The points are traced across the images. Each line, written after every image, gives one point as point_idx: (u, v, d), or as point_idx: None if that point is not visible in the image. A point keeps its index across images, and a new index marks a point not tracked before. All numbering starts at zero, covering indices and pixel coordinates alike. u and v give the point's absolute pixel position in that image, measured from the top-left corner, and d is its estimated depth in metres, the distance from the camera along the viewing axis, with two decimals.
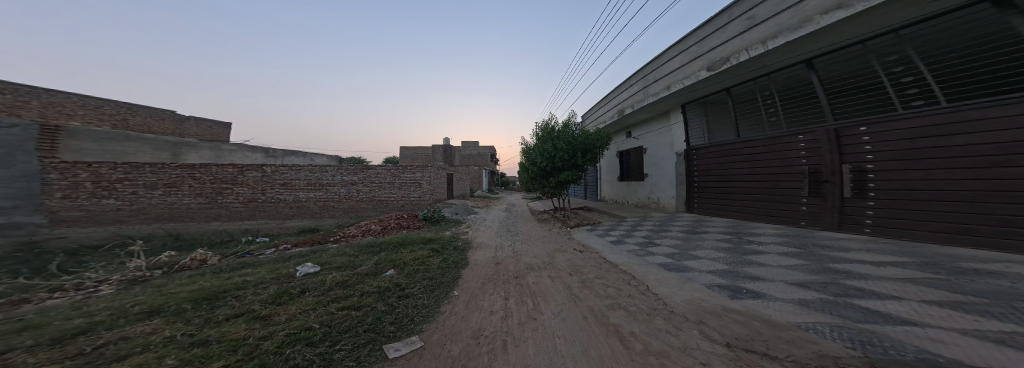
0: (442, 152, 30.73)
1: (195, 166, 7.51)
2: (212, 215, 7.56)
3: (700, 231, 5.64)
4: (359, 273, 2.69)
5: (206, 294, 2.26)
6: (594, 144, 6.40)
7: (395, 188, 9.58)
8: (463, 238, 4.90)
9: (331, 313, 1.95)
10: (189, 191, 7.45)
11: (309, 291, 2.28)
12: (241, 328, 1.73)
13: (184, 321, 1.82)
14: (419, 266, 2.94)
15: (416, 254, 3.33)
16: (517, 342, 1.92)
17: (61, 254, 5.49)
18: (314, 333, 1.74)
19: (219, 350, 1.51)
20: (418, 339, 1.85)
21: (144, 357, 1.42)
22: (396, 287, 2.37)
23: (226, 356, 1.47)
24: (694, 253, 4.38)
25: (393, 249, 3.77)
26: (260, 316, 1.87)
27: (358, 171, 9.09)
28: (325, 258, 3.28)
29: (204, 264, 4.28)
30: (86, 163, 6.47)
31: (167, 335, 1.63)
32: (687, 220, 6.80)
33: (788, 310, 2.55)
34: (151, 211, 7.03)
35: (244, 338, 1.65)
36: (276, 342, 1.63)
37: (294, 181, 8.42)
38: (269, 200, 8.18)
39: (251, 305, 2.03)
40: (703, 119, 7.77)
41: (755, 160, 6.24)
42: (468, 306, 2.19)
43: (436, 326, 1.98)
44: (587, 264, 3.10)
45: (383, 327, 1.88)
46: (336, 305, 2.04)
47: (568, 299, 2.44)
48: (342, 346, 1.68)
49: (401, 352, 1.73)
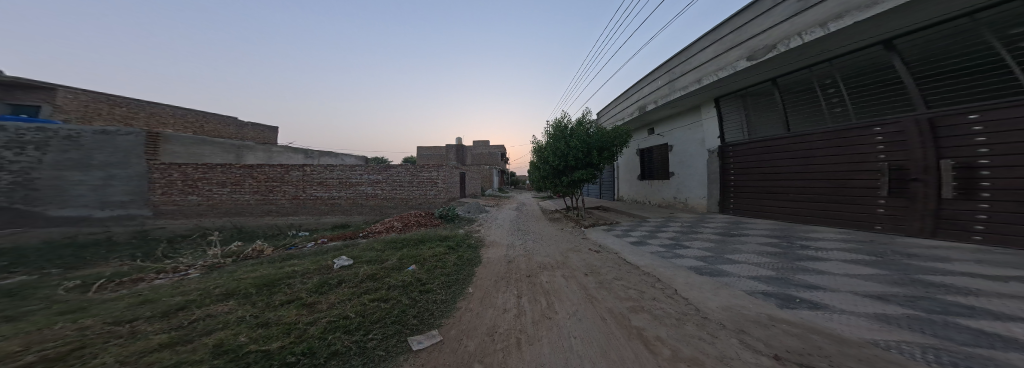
0: (456, 151, 31.48)
1: (253, 167, 8.43)
2: (265, 210, 8.53)
3: (740, 234, 5.13)
4: (386, 267, 2.89)
5: (266, 281, 2.59)
6: (610, 142, 6.27)
7: (415, 186, 10.08)
8: (474, 235, 5.01)
9: (364, 303, 2.13)
10: (250, 189, 8.43)
11: (344, 282, 2.50)
12: (289, 313, 1.96)
13: (251, 304, 2.12)
14: (440, 262, 3.09)
15: (434, 251, 3.49)
16: (531, 340, 1.93)
17: (163, 241, 6.65)
18: (350, 322, 1.92)
19: (277, 332, 1.76)
20: (438, 333, 1.93)
21: (220, 334, 1.70)
22: (418, 282, 2.51)
23: (280, 339, 1.70)
24: (731, 256, 3.99)
25: (411, 244, 3.99)
26: (307, 303, 2.10)
27: (382, 170, 9.71)
28: (356, 253, 3.57)
29: (261, 254, 4.88)
30: (177, 165, 7.79)
31: (238, 315, 1.92)
32: (722, 221, 6.24)
33: (860, 325, 2.20)
34: (222, 206, 8.12)
35: (295, 322, 1.88)
36: (318, 329, 1.82)
37: (328, 179, 9.18)
38: (310, 197, 9.00)
39: (295, 294, 2.29)
40: (744, 113, 7.17)
41: (811, 156, 5.57)
42: (483, 303, 2.23)
43: (453, 321, 2.05)
44: (605, 264, 2.99)
45: (407, 320, 2.00)
46: (369, 297, 2.23)
47: (584, 300, 2.38)
48: (373, 335, 1.83)
49: (423, 345, 1.83)
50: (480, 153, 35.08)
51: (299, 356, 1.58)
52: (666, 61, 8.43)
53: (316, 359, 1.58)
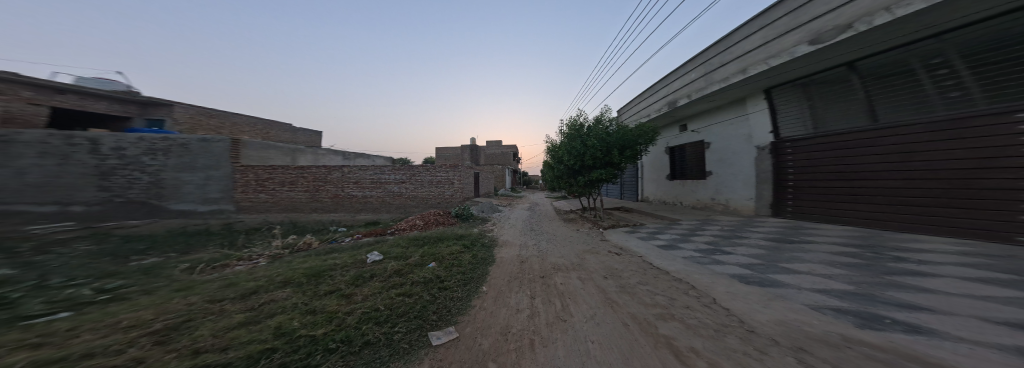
0: (470, 152, 32.00)
1: (304, 169, 9.72)
2: (314, 207, 9.77)
3: (799, 240, 4.42)
4: (409, 263, 3.13)
5: (313, 272, 2.96)
6: (633, 141, 6.05)
7: (435, 186, 10.57)
8: (486, 234, 5.12)
9: (392, 297, 2.33)
10: (302, 188, 9.76)
11: (375, 277, 2.76)
12: (329, 302, 2.23)
13: (303, 292, 2.45)
14: (458, 260, 3.24)
15: (450, 250, 3.65)
16: (544, 342, 1.91)
17: (242, 232, 7.95)
18: (380, 314, 2.12)
19: (321, 319, 2.03)
20: (455, 330, 2.03)
21: (279, 318, 2.02)
22: (437, 279, 2.67)
23: (324, 326, 1.97)
24: (789, 265, 3.44)
25: (431, 242, 4.24)
26: (345, 294, 2.37)
27: (406, 170, 10.40)
28: (386, 248, 3.92)
29: (311, 246, 5.57)
30: (251, 167, 9.25)
31: (291, 303, 2.24)
32: (777, 226, 5.45)
33: (986, 351, 1.69)
34: (282, 203, 9.59)
35: (336, 311, 2.13)
36: (354, 319, 2.05)
37: (363, 179, 10.10)
38: (347, 196, 10.03)
39: (334, 285, 2.59)
40: (808, 104, 6.21)
41: (908, 151, 4.58)
42: (496, 302, 2.26)
43: (468, 319, 2.12)
44: (626, 268, 2.84)
45: (428, 315, 2.14)
46: (396, 291, 2.43)
47: (602, 305, 2.29)
48: (398, 328, 2.00)
49: (441, 341, 1.94)
50: (494, 152, 35.04)
51: (337, 344, 1.80)
52: (704, 50, 7.81)
53: (352, 347, 1.79)
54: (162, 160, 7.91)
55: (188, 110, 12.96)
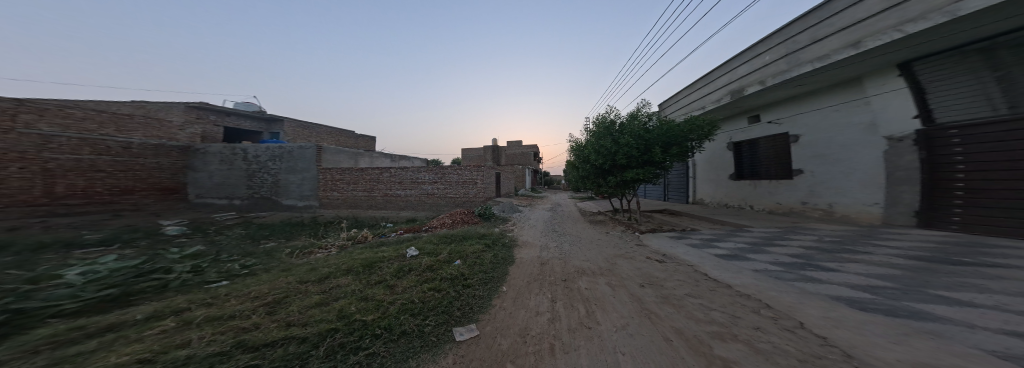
0: (492, 152, 31.67)
1: (364, 170, 10.89)
2: (370, 205, 10.90)
3: (975, 261, 2.98)
4: (439, 260, 3.36)
5: (368, 262, 3.37)
6: (678, 137, 5.57)
7: (463, 187, 10.91)
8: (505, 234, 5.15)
9: (425, 291, 2.55)
10: (362, 188, 10.93)
11: (413, 271, 3.06)
12: (377, 292, 2.59)
13: (360, 279, 2.88)
14: (485, 259, 3.38)
15: (473, 248, 3.80)
16: (566, 348, 1.79)
17: (323, 224, 8.58)
18: (415, 306, 2.35)
19: (371, 307, 2.38)
20: (476, 328, 2.10)
21: (342, 302, 2.45)
22: (462, 276, 2.83)
23: (373, 314, 2.30)
24: (947, 294, 2.36)
25: (458, 240, 4.44)
26: (389, 285, 2.72)
27: (438, 171, 10.98)
28: (421, 245, 4.28)
29: (368, 239, 5.66)
30: (328, 170, 10.78)
31: (351, 289, 2.66)
32: (919, 239, 3.91)
33: None
34: (347, 201, 10.85)
35: (381, 301, 2.46)
36: (396, 310, 2.32)
37: (404, 178, 10.92)
38: (394, 194, 10.96)
39: (380, 276, 2.96)
40: (996, 75, 4.26)
41: None
42: (516, 304, 2.28)
43: (489, 318, 2.17)
44: (671, 277, 2.52)
45: (454, 311, 2.27)
46: (429, 286, 2.66)
47: (637, 318, 2.04)
48: (428, 322, 2.18)
49: (463, 337, 2.04)
50: (516, 152, 33.19)
51: (379, 331, 2.08)
52: (798, 19, 6.28)
53: (391, 336, 2.04)
54: (273, 165, 10.26)
55: (292, 123, 15.99)
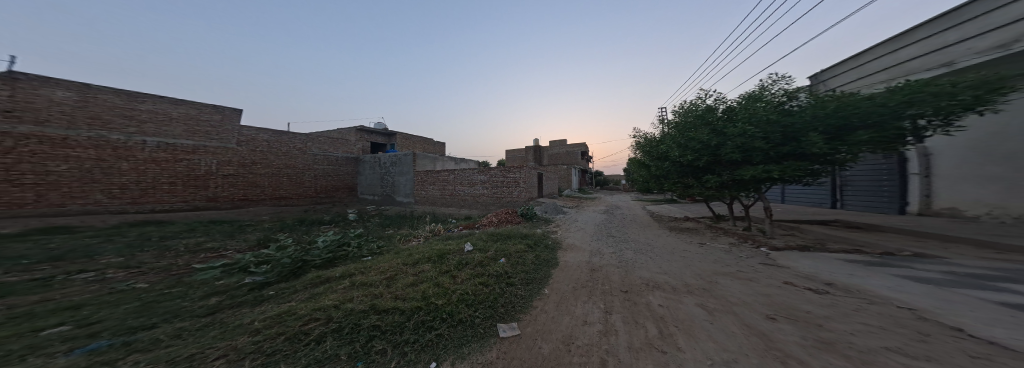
0: (533, 152, 27.24)
1: (439, 172, 12.43)
2: (443, 202, 12.21)
3: None
4: (485, 257, 3.72)
5: (437, 254, 3.93)
6: (839, 122, 4.41)
7: (512, 188, 10.82)
8: (545, 236, 5.63)
9: (477, 285, 2.81)
10: (435, 188, 12.54)
11: (470, 266, 3.40)
12: (444, 280, 2.99)
13: (437, 268, 3.41)
14: (529, 262, 3.71)
15: (517, 247, 4.29)
16: (617, 365, 1.44)
17: (418, 218, 9.96)
18: (470, 298, 2.55)
19: (439, 291, 2.73)
20: (517, 328, 2.07)
21: (427, 284, 2.92)
22: (506, 274, 3.15)
23: (442, 297, 2.61)
24: None
25: (503, 239, 4.97)
26: (453, 275, 3.12)
27: (489, 171, 11.28)
28: (474, 241, 4.75)
29: (438, 232, 6.36)
30: (423, 173, 13.05)
31: (430, 275, 3.16)
32: None
33: None
34: (425, 200, 12.86)
35: (448, 288, 2.78)
36: (459, 297, 2.57)
37: (462, 179, 11.83)
38: (459, 193, 11.94)
39: (445, 266, 3.42)
40: None
41: None
42: (559, 311, 2.26)
43: (530, 322, 2.14)
44: (815, 311, 2.02)
45: (498, 307, 2.40)
46: (480, 281, 2.91)
47: (744, 357, 1.39)
48: (479, 314, 2.29)
49: (506, 333, 2.02)
50: (557, 152, 30.49)
51: (445, 315, 2.29)
52: None
53: (451, 322, 2.19)
54: (389, 168, 14.18)
55: (403, 136, 20.10)
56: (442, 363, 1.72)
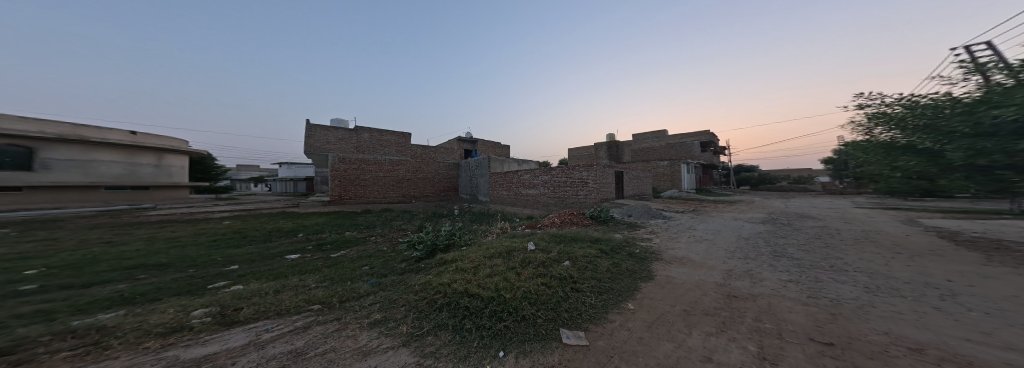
0: (605, 149, 24.47)
1: (507, 173, 12.99)
2: (513, 201, 12.66)
3: None
4: (548, 258, 3.67)
5: (504, 250, 4.17)
6: None
7: (578, 186, 10.04)
8: (646, 246, 4.92)
9: (539, 285, 2.80)
10: (504, 190, 13.27)
11: (530, 265, 3.45)
12: (510, 276, 3.13)
13: (504, 263, 3.61)
14: (599, 266, 3.47)
15: (586, 252, 3.96)
16: None
17: (489, 216, 10.76)
18: (535, 297, 2.57)
19: (507, 285, 2.88)
20: (586, 339, 1.91)
21: (505, 280, 3.04)
22: (571, 278, 2.99)
23: (508, 292, 2.71)
24: None
25: (569, 241, 4.71)
26: (530, 272, 3.20)
27: (548, 171, 10.96)
28: (535, 241, 4.76)
29: (504, 230, 6.66)
30: (497, 174, 13.92)
31: (502, 269, 3.40)
32: None
33: None
34: (498, 199, 13.73)
35: (516, 285, 2.85)
36: (533, 292, 2.66)
37: (526, 179, 11.92)
38: (522, 193, 12.16)
39: (511, 263, 3.57)
40: None
41: None
42: (655, 336, 1.89)
43: (605, 336, 1.93)
44: None
45: (561, 312, 2.31)
46: (540, 281, 2.89)
47: None
48: (541, 314, 2.29)
49: (571, 341, 1.91)
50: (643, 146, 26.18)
51: (510, 309, 2.38)
52: None
53: (516, 317, 2.26)
54: (475, 171, 16.11)
55: (481, 141, 22.20)
56: (507, 355, 1.79)
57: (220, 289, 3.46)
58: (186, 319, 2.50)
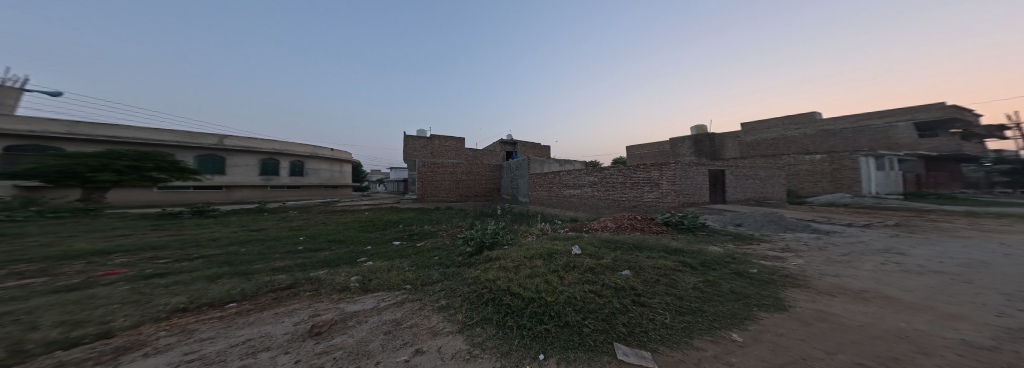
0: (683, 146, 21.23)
1: (554, 173, 12.40)
2: (560, 203, 12.03)
3: None
4: (602, 264, 3.42)
5: (543, 253, 4.05)
6: None
7: (642, 188, 8.83)
8: (773, 267, 3.61)
9: (588, 292, 2.65)
10: (548, 192, 12.81)
11: (574, 269, 3.31)
12: (553, 278, 3.03)
13: (542, 265, 3.51)
14: (683, 282, 2.92)
15: (660, 264, 3.48)
16: None
17: (531, 218, 10.51)
18: (581, 305, 2.40)
19: (548, 288, 2.79)
20: (651, 359, 1.67)
21: (558, 286, 2.82)
22: (630, 289, 2.71)
23: (547, 295, 2.61)
24: None
25: (626, 248, 4.32)
26: (582, 278, 2.99)
27: (598, 172, 10.26)
28: (584, 245, 4.52)
29: (540, 232, 6.50)
30: (539, 175, 13.54)
31: (545, 270, 3.33)
32: None
33: None
34: (540, 200, 13.30)
35: (564, 291, 2.68)
36: (588, 299, 2.50)
37: (576, 180, 11.24)
38: (568, 194, 11.60)
39: (555, 265, 3.45)
40: None
41: None
42: None
43: (679, 361, 1.61)
44: None
45: (617, 328, 2.05)
46: (590, 289, 2.71)
47: None
48: (590, 324, 2.12)
49: (629, 359, 1.70)
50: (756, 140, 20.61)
51: (553, 313, 2.29)
52: None
53: (559, 322, 2.17)
54: (516, 172, 16.20)
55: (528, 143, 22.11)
56: (548, 359, 1.72)
57: (360, 263, 4.67)
58: (345, 283, 3.54)
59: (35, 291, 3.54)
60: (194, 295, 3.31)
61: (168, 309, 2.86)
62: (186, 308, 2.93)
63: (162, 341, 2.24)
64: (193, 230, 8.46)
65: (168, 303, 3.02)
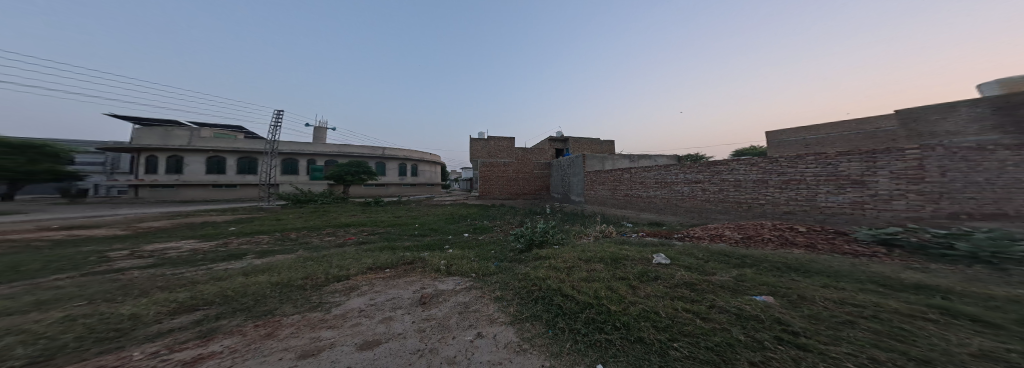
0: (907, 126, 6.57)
1: (627, 170, 10.65)
2: (635, 204, 10.18)
3: None
4: (707, 281, 2.77)
5: (611, 257, 3.64)
6: None
7: (820, 186, 5.47)
8: None
9: (676, 308, 2.21)
10: (619, 190, 11.09)
11: (659, 279, 2.85)
12: (621, 286, 2.69)
13: (610, 271, 3.16)
14: (941, 341, 1.44)
15: (818, 290, 2.44)
16: None
17: (595, 219, 9.31)
18: (659, 320, 2.04)
19: (618, 297, 2.45)
20: None
21: (632, 298, 2.43)
22: (754, 316, 1.95)
23: (611, 305, 2.31)
24: None
25: (741, 265, 3.43)
26: (664, 292, 2.55)
27: (706, 167, 7.71)
28: (674, 254, 3.79)
29: (604, 233, 5.96)
30: (603, 173, 12.09)
31: (614, 276, 3.00)
32: None
33: None
34: (606, 201, 11.74)
35: (642, 308, 2.23)
36: (683, 319, 2.01)
37: (661, 178, 9.19)
38: (651, 195, 9.53)
39: (623, 273, 3.06)
40: None
41: None
42: None
43: None
44: None
45: (722, 360, 1.46)
46: (683, 306, 2.25)
47: None
48: (680, 345, 1.67)
49: None
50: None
51: (619, 324, 2.02)
52: None
53: (626, 336, 1.87)
54: (567, 170, 15.29)
55: None
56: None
57: (442, 250, 5.43)
58: (433, 267, 4.12)
59: (334, 244, 6.04)
60: (378, 259, 4.55)
61: (367, 266, 4.12)
62: (372, 268, 4.09)
63: (367, 286, 3.30)
64: (343, 214, 11.70)
65: (366, 263, 4.31)
